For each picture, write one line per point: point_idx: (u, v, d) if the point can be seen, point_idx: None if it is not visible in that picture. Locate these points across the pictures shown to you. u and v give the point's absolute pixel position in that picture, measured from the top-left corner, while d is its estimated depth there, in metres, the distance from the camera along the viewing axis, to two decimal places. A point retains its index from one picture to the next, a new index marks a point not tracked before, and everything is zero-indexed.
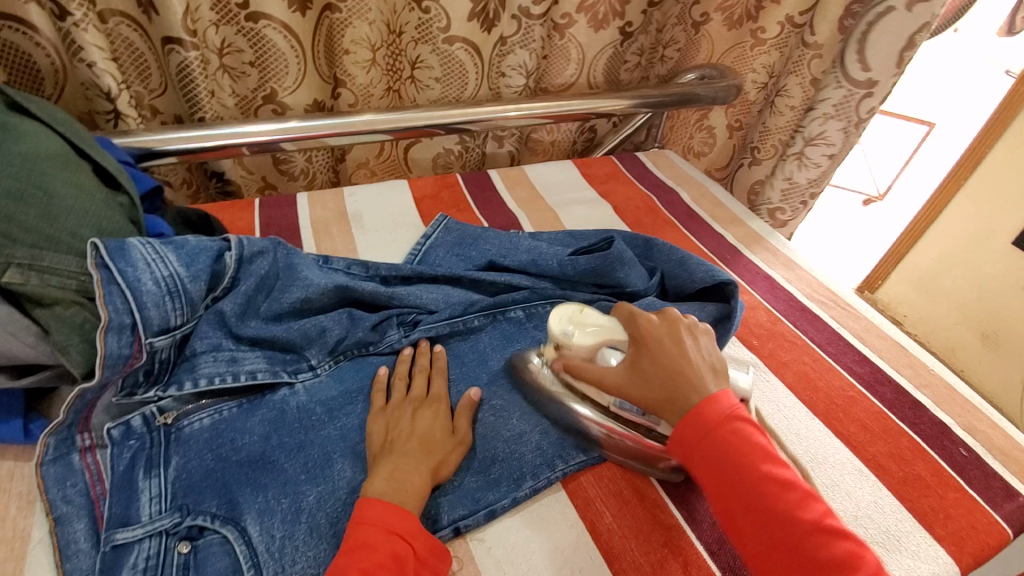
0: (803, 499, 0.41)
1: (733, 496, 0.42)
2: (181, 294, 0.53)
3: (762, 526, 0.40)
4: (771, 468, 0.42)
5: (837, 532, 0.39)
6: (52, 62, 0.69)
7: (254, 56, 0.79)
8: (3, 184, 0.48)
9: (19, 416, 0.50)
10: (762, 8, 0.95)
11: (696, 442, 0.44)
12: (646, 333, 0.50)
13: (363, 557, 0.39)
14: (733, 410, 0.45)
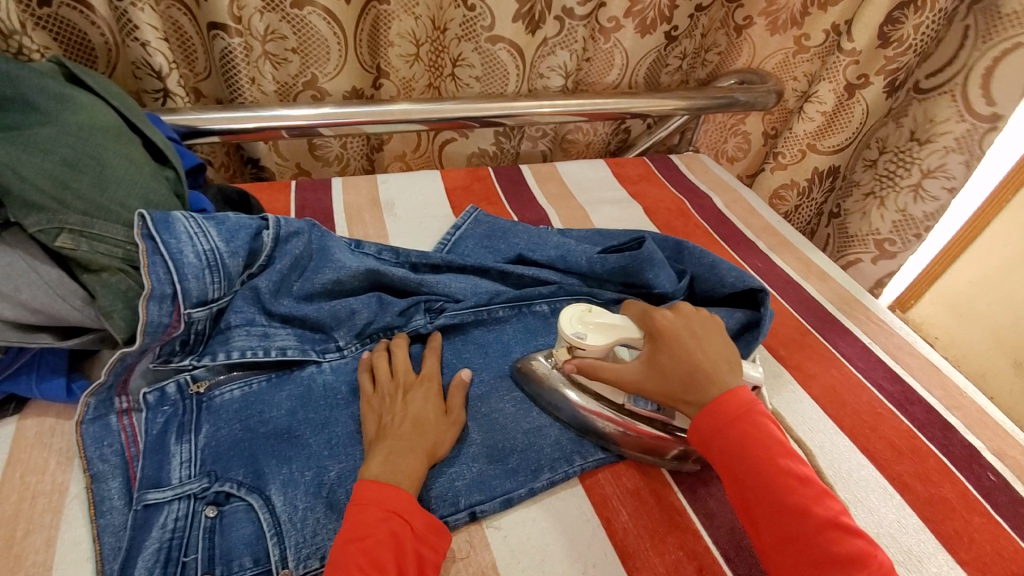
0: (818, 496, 0.42)
1: (746, 485, 0.43)
2: (219, 268, 0.54)
3: (775, 517, 0.42)
4: (789, 464, 0.43)
5: (849, 531, 0.40)
6: (106, 41, 0.72)
7: (296, 43, 0.80)
8: (62, 153, 0.51)
9: (62, 376, 0.52)
10: (808, 15, 0.94)
11: (714, 432, 0.46)
12: (662, 328, 0.52)
13: (359, 539, 0.40)
14: (752, 405, 0.47)
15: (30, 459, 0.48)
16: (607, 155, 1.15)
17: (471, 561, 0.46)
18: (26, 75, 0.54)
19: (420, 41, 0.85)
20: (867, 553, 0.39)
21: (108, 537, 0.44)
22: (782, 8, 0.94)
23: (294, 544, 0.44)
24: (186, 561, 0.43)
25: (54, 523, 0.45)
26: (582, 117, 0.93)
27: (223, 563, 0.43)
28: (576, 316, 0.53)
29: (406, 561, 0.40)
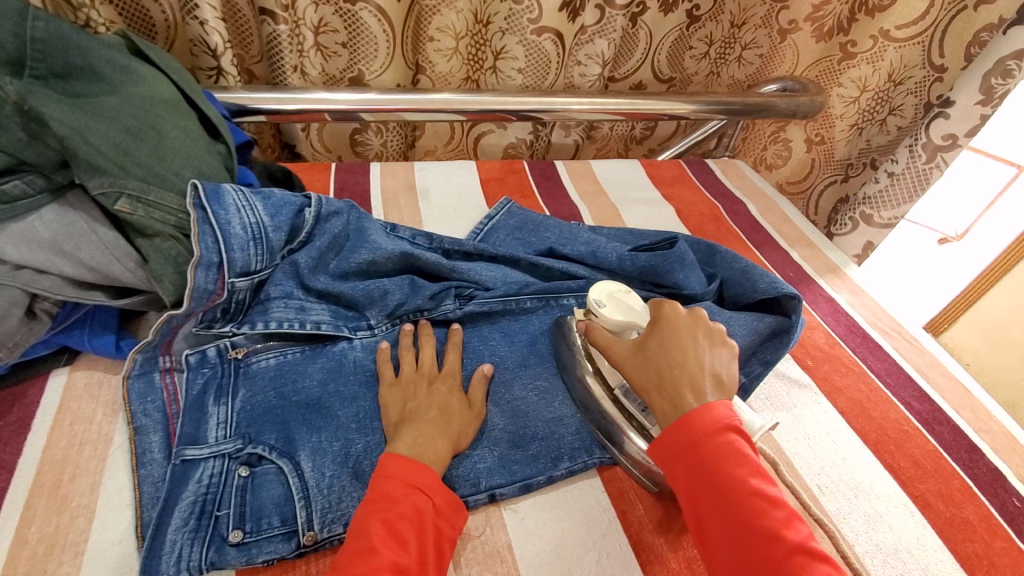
0: (789, 519, 0.38)
1: (709, 509, 0.39)
2: (263, 241, 0.56)
3: (738, 545, 0.37)
4: (759, 484, 0.39)
5: (820, 559, 0.36)
6: (166, 16, 0.74)
7: (347, 38, 0.82)
8: (125, 122, 0.53)
9: (112, 333, 0.55)
10: (854, 20, 0.93)
11: (677, 453, 0.42)
12: (664, 321, 0.50)
13: (383, 508, 0.41)
14: (722, 421, 0.42)
15: (79, 408, 0.51)
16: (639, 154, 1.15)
17: (487, 540, 0.48)
18: (93, 47, 0.57)
19: (461, 35, 0.86)
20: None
21: (147, 487, 0.46)
22: (829, 14, 0.92)
23: (320, 508, 0.46)
24: (219, 516, 0.45)
25: (99, 470, 0.47)
26: (619, 116, 0.93)
27: (252, 521, 0.45)
28: (609, 289, 0.58)
29: (426, 539, 0.41)
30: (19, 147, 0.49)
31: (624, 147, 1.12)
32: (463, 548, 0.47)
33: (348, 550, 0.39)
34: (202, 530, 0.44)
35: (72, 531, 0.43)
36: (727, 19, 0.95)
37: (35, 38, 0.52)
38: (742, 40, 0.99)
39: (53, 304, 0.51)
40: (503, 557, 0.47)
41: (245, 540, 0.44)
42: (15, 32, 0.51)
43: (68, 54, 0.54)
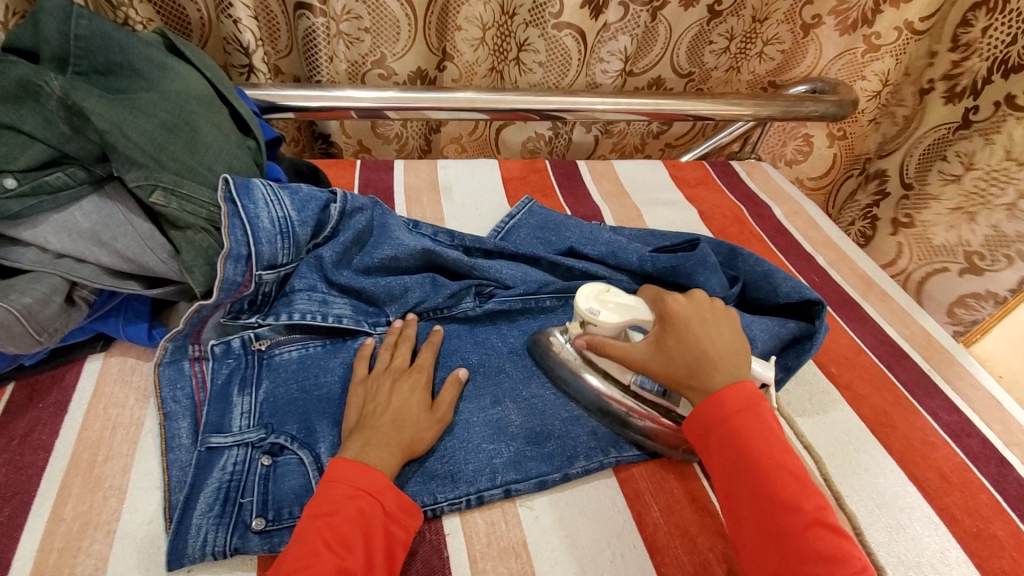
0: (810, 493, 0.41)
1: (738, 481, 0.42)
2: (290, 235, 0.58)
3: (761, 512, 0.41)
4: (785, 460, 0.42)
5: (837, 532, 0.39)
6: (201, 14, 0.76)
7: (369, 23, 0.82)
8: (160, 117, 0.55)
9: (145, 322, 0.57)
10: (879, 12, 0.91)
11: (710, 425, 0.45)
12: (673, 314, 0.50)
13: (328, 513, 0.41)
14: (754, 403, 0.45)
15: (113, 393, 0.53)
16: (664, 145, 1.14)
17: (502, 535, 0.48)
18: (133, 44, 0.58)
19: (487, 25, 0.86)
20: (851, 555, 0.38)
21: (175, 471, 0.48)
22: (851, 7, 0.91)
23: None
24: (243, 502, 0.46)
25: (130, 453, 0.49)
26: (643, 117, 0.93)
27: (274, 509, 0.46)
28: (597, 291, 0.54)
29: (374, 538, 0.41)
30: (62, 140, 0.51)
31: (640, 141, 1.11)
32: (479, 541, 0.48)
33: (290, 556, 0.39)
34: (226, 515, 0.45)
35: (105, 511, 0.45)
36: (749, 14, 0.93)
37: (77, 36, 0.55)
38: (764, 36, 0.97)
39: (90, 292, 0.54)
40: (517, 553, 0.47)
41: (267, 528, 0.45)
42: (62, 31, 0.55)
43: (109, 51, 0.57)
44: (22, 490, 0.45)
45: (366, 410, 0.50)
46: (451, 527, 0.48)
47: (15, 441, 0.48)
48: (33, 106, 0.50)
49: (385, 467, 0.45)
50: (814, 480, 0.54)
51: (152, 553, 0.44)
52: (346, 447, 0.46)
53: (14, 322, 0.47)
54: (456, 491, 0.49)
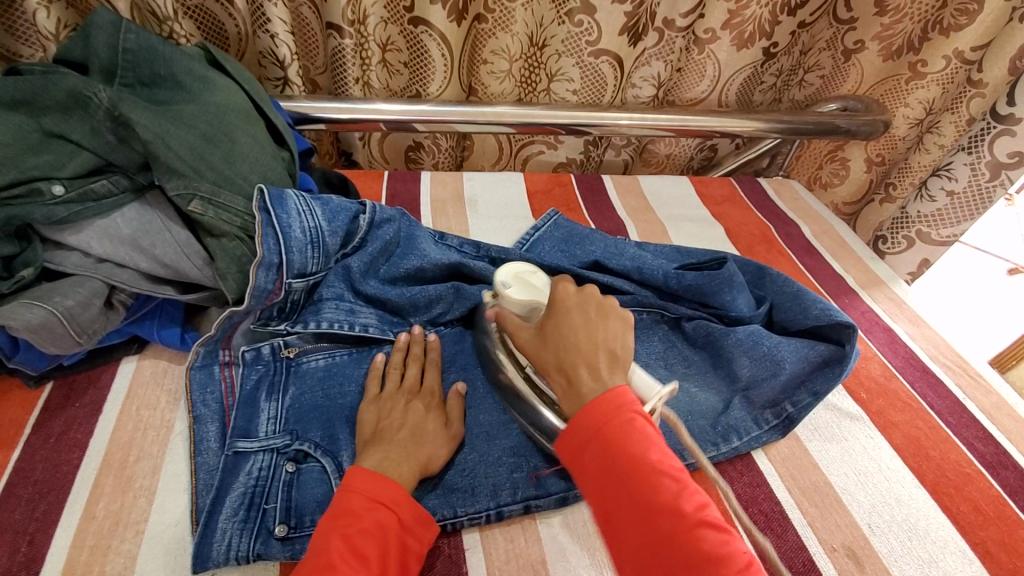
0: (688, 491, 0.37)
1: (618, 496, 0.37)
2: (320, 245, 0.59)
3: (642, 526, 0.36)
4: (659, 461, 0.38)
5: (715, 527, 0.36)
6: (238, 30, 0.78)
7: (409, 58, 0.87)
8: (199, 128, 0.57)
9: (178, 326, 0.58)
10: (928, 39, 0.87)
11: (583, 441, 0.40)
12: (558, 302, 0.49)
13: (348, 524, 0.40)
14: (624, 404, 0.41)
15: (145, 394, 0.55)
16: (689, 171, 1.13)
17: (521, 552, 0.48)
18: (176, 58, 0.61)
19: (515, 57, 0.87)
20: (736, 550, 0.35)
21: (202, 476, 0.48)
22: (899, 33, 0.87)
23: None
24: (267, 509, 0.47)
25: (160, 455, 0.50)
26: (669, 133, 0.92)
27: (297, 516, 0.46)
28: (515, 270, 0.59)
29: (392, 550, 0.41)
30: (107, 149, 0.53)
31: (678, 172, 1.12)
32: (499, 558, 0.47)
33: (305, 571, 0.37)
34: (250, 521, 0.46)
35: (135, 511, 0.46)
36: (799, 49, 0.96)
37: (125, 49, 0.58)
38: (806, 65, 1.00)
39: (127, 297, 0.55)
40: (537, 571, 0.47)
41: (289, 535, 0.45)
42: (111, 45, 0.58)
43: (154, 64, 0.59)
44: (57, 486, 0.47)
45: (382, 427, 0.50)
46: (471, 542, 0.48)
47: (52, 439, 0.50)
48: (82, 117, 0.53)
49: (406, 481, 0.45)
50: (842, 510, 0.52)
51: (178, 555, 0.44)
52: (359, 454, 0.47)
53: (56, 323, 0.49)
54: (476, 506, 0.49)
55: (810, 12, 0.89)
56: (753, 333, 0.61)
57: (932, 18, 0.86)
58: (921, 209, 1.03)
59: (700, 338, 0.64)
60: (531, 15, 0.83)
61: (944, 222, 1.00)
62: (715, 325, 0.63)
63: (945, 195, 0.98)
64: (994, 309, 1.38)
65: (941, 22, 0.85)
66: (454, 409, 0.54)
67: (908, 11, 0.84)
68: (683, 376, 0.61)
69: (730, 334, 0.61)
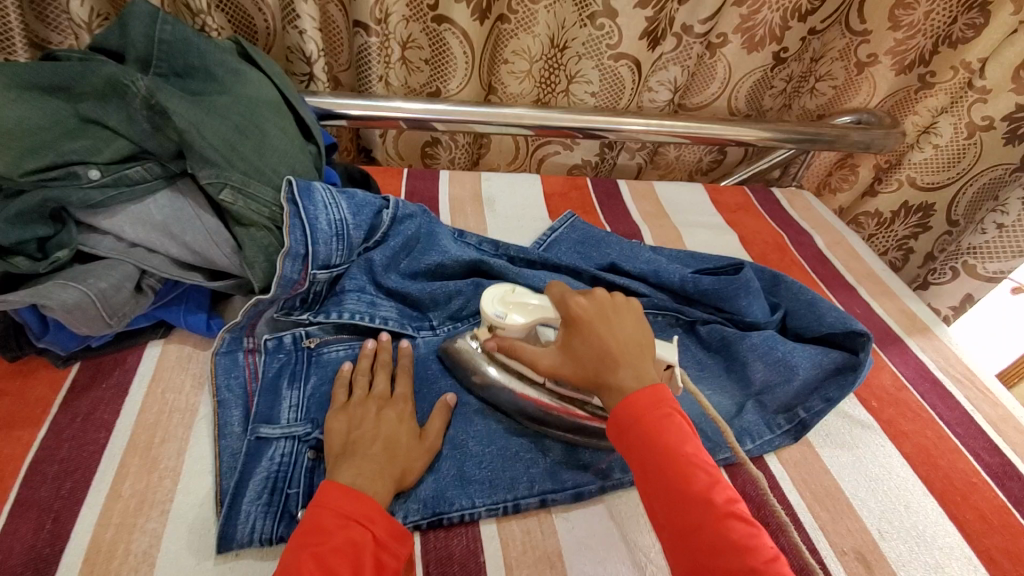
0: (720, 484, 0.39)
1: (654, 483, 0.40)
2: (345, 237, 0.60)
3: (676, 513, 0.38)
4: (693, 454, 0.40)
5: (744, 520, 0.37)
6: (267, 25, 0.80)
7: (430, 55, 0.88)
8: (232, 119, 0.58)
9: (204, 312, 0.60)
10: (937, 53, 0.89)
11: (623, 430, 0.42)
12: (577, 318, 0.50)
13: (316, 542, 0.39)
14: (662, 400, 0.43)
15: (170, 378, 0.56)
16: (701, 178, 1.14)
17: (537, 544, 0.49)
18: (209, 50, 0.62)
19: (535, 58, 0.89)
20: (764, 544, 0.36)
21: (226, 458, 0.49)
22: (913, 48, 0.88)
23: None
24: (289, 493, 0.48)
25: (185, 437, 0.51)
26: (685, 140, 0.93)
27: None
28: (498, 295, 0.54)
29: (365, 568, 0.39)
30: (142, 137, 0.54)
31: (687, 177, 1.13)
32: (515, 549, 0.48)
33: None
34: (274, 504, 0.47)
35: (160, 490, 0.47)
36: (809, 57, 0.97)
37: (161, 40, 0.59)
38: (817, 73, 1.00)
39: (156, 282, 0.56)
40: (552, 563, 0.47)
41: None
42: (147, 35, 0.59)
43: (188, 55, 0.60)
44: (84, 465, 0.48)
45: (352, 438, 0.48)
46: (487, 532, 0.49)
47: (79, 419, 0.51)
48: (118, 104, 0.54)
49: None
50: (852, 515, 0.53)
51: (202, 535, 0.45)
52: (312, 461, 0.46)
53: (90, 304, 0.50)
54: (494, 497, 0.50)
55: (819, 18, 0.90)
56: (768, 337, 0.62)
57: (942, 34, 0.88)
58: (973, 241, 1.00)
59: (714, 342, 0.64)
60: (554, 18, 0.85)
61: (994, 255, 0.98)
62: (730, 330, 0.64)
63: (997, 228, 0.96)
64: (1000, 329, 1.39)
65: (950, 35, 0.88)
66: (435, 420, 0.52)
67: (924, 27, 0.86)
68: (698, 379, 0.62)
69: (745, 339, 0.62)
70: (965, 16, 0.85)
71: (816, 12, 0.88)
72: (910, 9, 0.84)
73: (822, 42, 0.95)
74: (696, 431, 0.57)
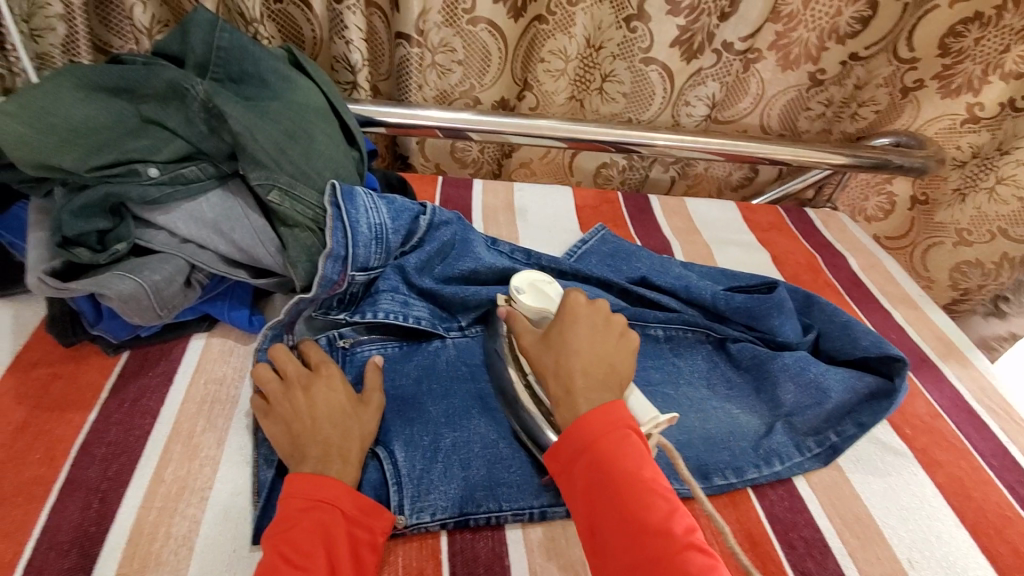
0: (675, 511, 0.39)
1: (607, 510, 0.39)
2: (383, 242, 0.62)
3: (630, 542, 0.38)
4: (650, 480, 0.40)
5: (699, 549, 0.37)
6: (314, 35, 0.83)
7: (462, 55, 0.87)
8: (284, 124, 0.61)
9: (246, 308, 0.62)
10: (988, 82, 0.86)
11: (578, 452, 0.42)
12: (568, 308, 0.51)
13: (288, 529, 0.41)
14: (620, 420, 0.43)
15: (212, 369, 0.58)
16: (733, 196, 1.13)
17: (561, 552, 0.49)
18: (264, 57, 0.64)
19: (571, 58, 0.88)
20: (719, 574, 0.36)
21: (263, 449, 0.51)
22: (959, 71, 0.88)
23: (410, 497, 0.49)
24: None
25: (224, 427, 0.53)
26: (719, 157, 0.93)
27: None
28: (532, 278, 0.61)
29: (340, 544, 0.42)
30: (199, 138, 0.57)
31: (717, 189, 1.12)
32: (540, 555, 0.48)
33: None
34: None
35: (200, 477, 0.49)
36: (852, 83, 0.95)
37: (220, 47, 0.62)
38: (860, 99, 0.97)
39: (204, 277, 0.59)
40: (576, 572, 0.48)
41: None
42: (206, 41, 0.62)
43: (243, 62, 0.63)
44: (129, 449, 0.50)
45: None
46: (513, 537, 0.49)
47: (127, 404, 0.53)
48: (179, 107, 0.57)
49: None
50: (881, 543, 0.52)
51: (238, 524, 0.47)
52: (309, 456, 0.46)
53: (143, 295, 0.52)
54: (520, 502, 0.50)
55: (864, 44, 0.88)
56: (799, 358, 0.61)
57: (994, 62, 0.85)
58: None
59: (745, 359, 0.64)
60: (591, 19, 0.86)
61: None
62: (760, 349, 0.64)
63: None
64: None
65: (1004, 66, 0.85)
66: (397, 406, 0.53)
67: (972, 52, 0.85)
68: (725, 397, 0.62)
69: (777, 358, 0.62)
70: (1018, 46, 0.82)
71: (859, 36, 0.87)
72: (962, 37, 0.85)
73: (865, 67, 0.93)
74: (722, 448, 0.57)
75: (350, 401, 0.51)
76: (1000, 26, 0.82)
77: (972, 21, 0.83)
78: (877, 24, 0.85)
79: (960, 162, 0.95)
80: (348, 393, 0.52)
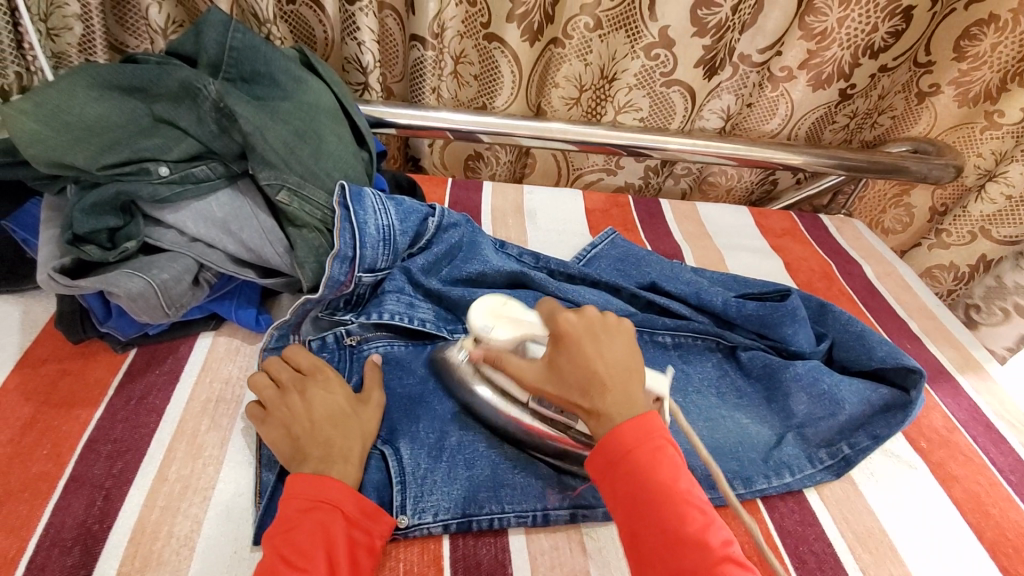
0: (711, 524, 0.38)
1: (644, 523, 0.38)
2: (391, 243, 0.62)
3: (667, 555, 0.37)
4: (687, 492, 0.39)
5: (739, 563, 0.37)
6: (326, 35, 0.83)
7: (479, 71, 0.90)
8: (294, 125, 0.61)
9: (254, 307, 0.62)
10: (1007, 90, 0.84)
11: (612, 463, 0.41)
12: (564, 334, 0.46)
13: (288, 532, 0.41)
14: (654, 429, 0.41)
15: (218, 368, 0.58)
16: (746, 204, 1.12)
17: (565, 561, 0.48)
18: (276, 57, 0.64)
19: (585, 86, 0.90)
20: None
21: (266, 450, 0.51)
22: (977, 79, 0.85)
23: (412, 497, 0.48)
24: None
25: (228, 427, 0.53)
26: (733, 162, 0.92)
27: None
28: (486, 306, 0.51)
29: (341, 546, 0.41)
30: (210, 137, 0.57)
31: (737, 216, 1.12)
32: (543, 563, 0.48)
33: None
34: None
35: (203, 477, 0.49)
36: (876, 95, 0.93)
37: (232, 47, 0.61)
38: (881, 108, 0.96)
39: (212, 276, 0.59)
40: None
41: None
42: (218, 41, 0.61)
43: (255, 62, 0.62)
44: (133, 447, 0.50)
45: None
46: (516, 544, 0.49)
47: (133, 402, 0.53)
48: (190, 106, 0.56)
49: None
50: (894, 559, 0.51)
51: (240, 525, 0.47)
52: (312, 457, 0.46)
53: (150, 294, 0.52)
54: (524, 506, 0.50)
55: (893, 56, 0.87)
56: (812, 368, 0.60)
57: (1012, 68, 0.83)
58: None
59: (755, 368, 0.63)
60: (605, 48, 0.86)
61: None
62: (771, 358, 0.63)
63: None
64: None
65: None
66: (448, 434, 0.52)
67: (989, 58, 0.82)
68: (735, 406, 0.61)
69: (789, 367, 0.61)
70: None
71: (890, 50, 0.86)
72: (975, 40, 0.82)
73: (891, 79, 0.91)
74: (731, 458, 0.55)
75: (355, 404, 0.51)
76: (1016, 33, 0.79)
77: (987, 23, 0.80)
78: (908, 36, 0.84)
79: (982, 170, 0.92)
80: (348, 395, 0.52)
